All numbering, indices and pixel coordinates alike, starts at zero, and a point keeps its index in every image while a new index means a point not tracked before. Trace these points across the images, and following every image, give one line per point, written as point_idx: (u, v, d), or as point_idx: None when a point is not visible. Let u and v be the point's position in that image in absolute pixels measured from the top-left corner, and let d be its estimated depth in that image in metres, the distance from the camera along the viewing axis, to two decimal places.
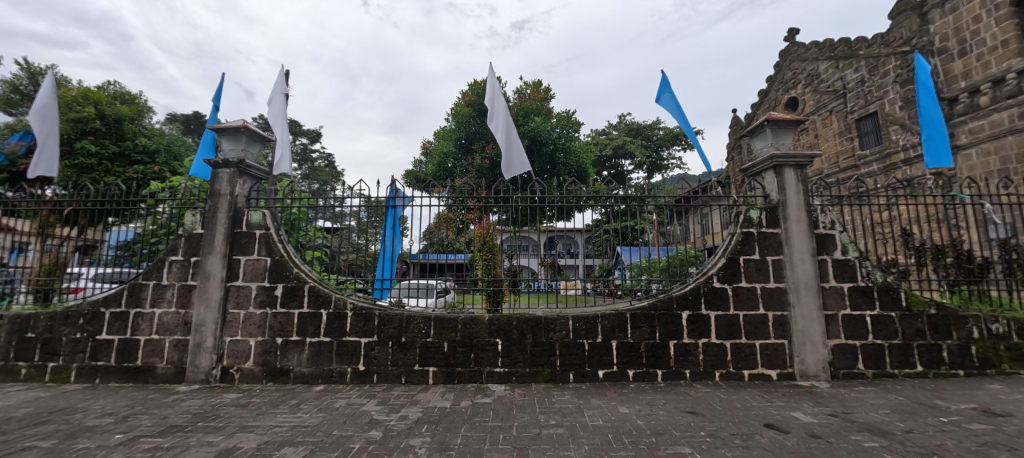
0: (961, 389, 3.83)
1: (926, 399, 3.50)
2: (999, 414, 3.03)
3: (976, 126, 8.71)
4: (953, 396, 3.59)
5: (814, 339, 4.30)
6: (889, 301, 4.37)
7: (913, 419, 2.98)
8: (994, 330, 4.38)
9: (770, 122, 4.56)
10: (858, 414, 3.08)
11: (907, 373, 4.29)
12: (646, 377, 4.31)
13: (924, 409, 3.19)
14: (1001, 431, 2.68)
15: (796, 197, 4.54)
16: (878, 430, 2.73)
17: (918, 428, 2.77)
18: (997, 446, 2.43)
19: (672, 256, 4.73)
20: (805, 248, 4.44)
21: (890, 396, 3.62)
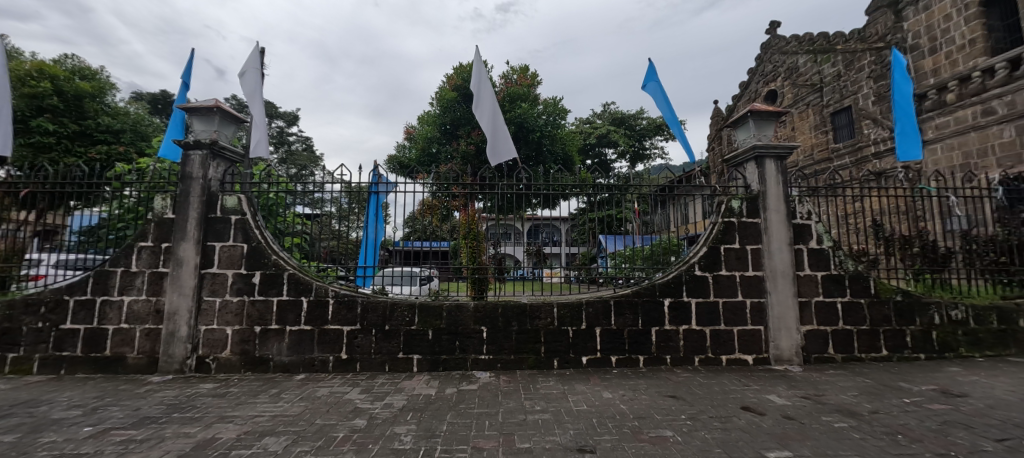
0: (924, 372, 4.07)
1: (892, 381, 3.71)
2: (955, 395, 3.24)
3: (943, 122, 9.09)
4: (914, 378, 3.82)
5: (789, 325, 4.48)
6: (860, 288, 4.58)
7: (879, 400, 3.15)
8: (953, 316, 4.65)
9: (754, 113, 4.63)
10: (829, 396, 3.24)
11: (873, 357, 4.53)
12: (627, 362, 4.41)
13: (889, 391, 3.38)
14: (959, 411, 2.86)
15: (776, 187, 4.66)
16: (847, 411, 2.88)
17: (883, 409, 2.93)
18: (955, 424, 2.60)
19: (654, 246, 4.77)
20: (783, 238, 4.58)
21: (857, 378, 3.82)
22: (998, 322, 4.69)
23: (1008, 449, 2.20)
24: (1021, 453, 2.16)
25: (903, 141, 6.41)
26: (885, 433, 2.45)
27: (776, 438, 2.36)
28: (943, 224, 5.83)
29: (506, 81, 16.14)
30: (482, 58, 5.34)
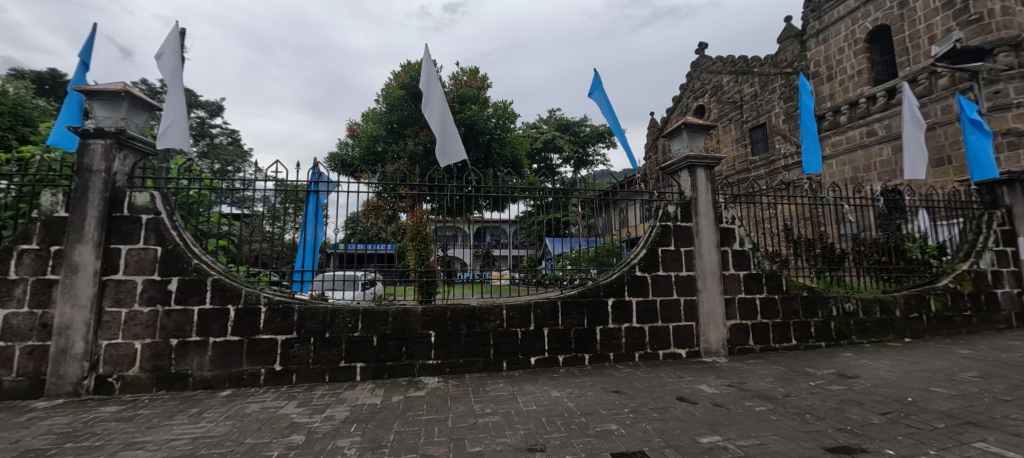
0: (824, 358, 4.67)
1: (800, 367, 4.21)
2: (849, 377, 3.76)
3: (838, 140, 10.50)
4: (817, 363, 4.37)
5: (716, 320, 4.90)
6: (774, 285, 5.14)
7: (790, 384, 3.56)
8: (846, 308, 5.38)
9: (687, 125, 5.01)
10: (750, 383, 3.60)
11: (785, 347, 5.11)
12: (574, 361, 4.57)
13: (797, 376, 3.83)
14: (851, 390, 3.33)
15: (706, 194, 5.09)
16: (765, 395, 3.22)
17: (793, 392, 3.32)
18: (850, 402, 3.01)
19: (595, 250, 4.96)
20: (711, 240, 5.02)
21: (773, 366, 4.28)
22: (879, 312, 5.51)
23: (887, 420, 2.60)
24: (897, 423, 2.57)
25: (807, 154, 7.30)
26: (796, 413, 2.77)
27: (708, 425, 2.57)
28: (839, 229, 6.73)
29: (456, 82, 15.93)
30: (431, 57, 5.25)
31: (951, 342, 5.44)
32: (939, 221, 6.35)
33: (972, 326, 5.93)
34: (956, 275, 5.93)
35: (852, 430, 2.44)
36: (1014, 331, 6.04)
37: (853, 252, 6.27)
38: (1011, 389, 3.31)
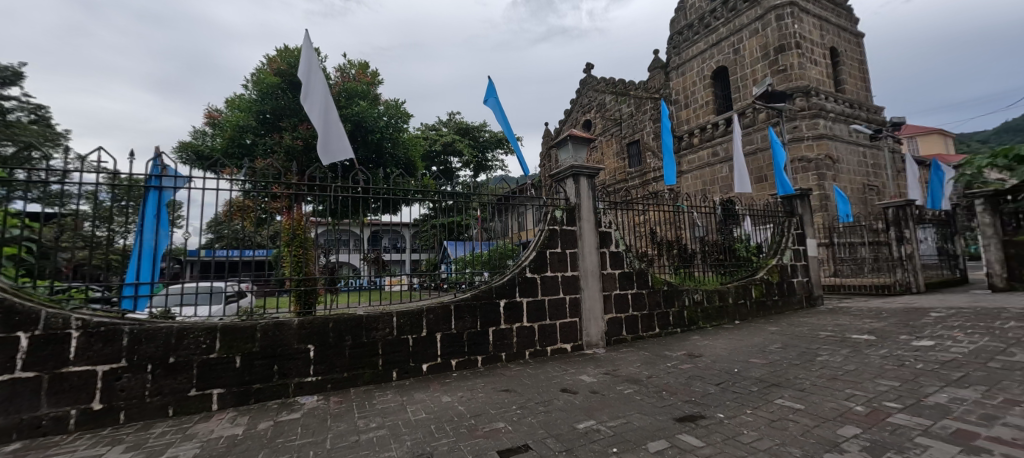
0: (679, 341, 5.53)
1: (661, 351, 4.90)
2: (696, 356, 4.49)
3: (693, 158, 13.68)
4: (673, 347, 5.12)
5: (596, 315, 5.41)
6: (643, 282, 5.89)
7: (653, 366, 4.11)
8: (696, 298, 6.44)
9: (572, 137, 5.49)
10: (622, 369, 4.06)
11: (651, 334, 5.88)
12: (467, 364, 4.59)
13: (659, 359, 4.45)
14: (697, 367, 3.98)
15: (588, 200, 5.61)
16: (633, 379, 3.65)
17: (655, 373, 3.84)
18: (695, 377, 3.60)
19: (491, 251, 5.12)
20: (592, 242, 5.54)
21: (640, 352, 4.89)
22: (718, 301, 6.72)
23: (719, 389, 3.18)
24: (726, 390, 3.15)
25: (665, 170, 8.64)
26: (656, 392, 3.20)
27: (586, 411, 2.80)
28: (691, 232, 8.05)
29: (343, 76, 14.95)
30: (311, 43, 4.82)
31: (764, 321, 6.90)
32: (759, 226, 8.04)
33: (778, 307, 7.60)
34: (768, 268, 7.56)
35: (695, 401, 2.91)
36: (803, 309, 7.92)
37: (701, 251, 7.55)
38: (797, 354, 4.32)
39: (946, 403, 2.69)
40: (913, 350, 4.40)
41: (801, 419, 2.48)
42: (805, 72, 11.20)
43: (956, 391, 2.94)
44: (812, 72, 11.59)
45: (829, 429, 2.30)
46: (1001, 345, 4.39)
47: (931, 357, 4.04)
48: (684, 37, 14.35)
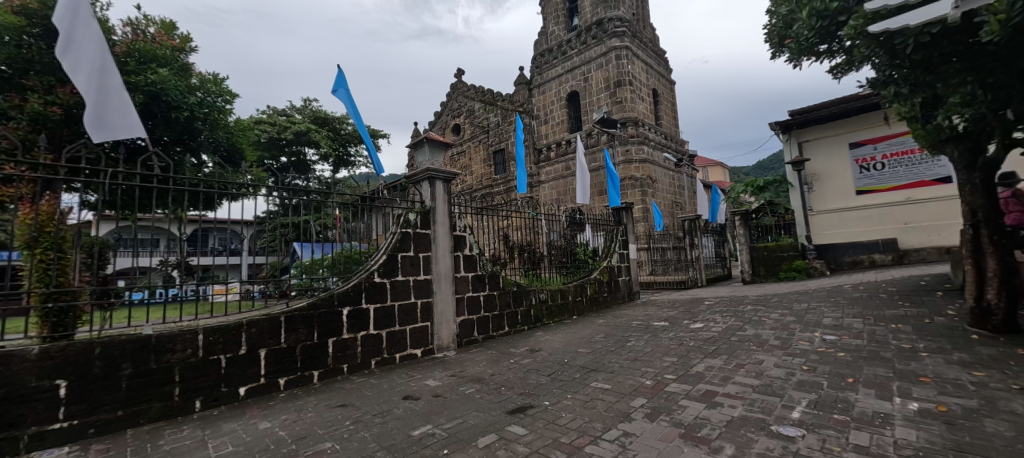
0: (525, 338, 6.19)
1: (508, 348, 5.40)
2: (536, 350, 5.15)
3: (552, 169, 17.83)
4: (518, 343, 5.68)
5: (448, 318, 5.57)
6: (496, 284, 6.30)
7: (499, 364, 4.48)
8: (541, 297, 7.28)
9: (428, 139, 5.48)
10: (470, 369, 4.30)
11: (500, 334, 6.30)
12: (299, 380, 4.18)
13: (504, 356, 4.87)
14: (534, 362, 4.53)
15: (443, 204, 5.73)
16: (477, 378, 3.92)
17: (499, 371, 4.23)
18: (532, 371, 4.11)
19: (339, 252, 4.81)
20: (447, 246, 5.68)
21: (487, 351, 5.27)
22: (560, 299, 7.76)
23: (549, 378, 4.11)
24: (555, 378, 3.92)
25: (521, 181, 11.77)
26: (496, 388, 3.64)
27: (425, 417, 2.86)
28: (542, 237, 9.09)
29: (132, 30, 10.10)
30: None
31: (595, 314, 8.29)
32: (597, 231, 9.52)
33: (607, 301, 9.21)
34: (600, 269, 9.12)
35: (528, 392, 3.50)
36: (625, 302, 9.76)
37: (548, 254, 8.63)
38: (614, 342, 5.68)
39: (703, 370, 4.13)
40: (687, 330, 6.10)
41: (608, 397, 3.46)
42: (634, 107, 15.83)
43: (710, 360, 4.44)
44: (639, 105, 16.21)
45: (623, 403, 3.29)
46: (739, 323, 6.20)
47: (699, 336, 5.66)
48: (554, 63, 18.18)
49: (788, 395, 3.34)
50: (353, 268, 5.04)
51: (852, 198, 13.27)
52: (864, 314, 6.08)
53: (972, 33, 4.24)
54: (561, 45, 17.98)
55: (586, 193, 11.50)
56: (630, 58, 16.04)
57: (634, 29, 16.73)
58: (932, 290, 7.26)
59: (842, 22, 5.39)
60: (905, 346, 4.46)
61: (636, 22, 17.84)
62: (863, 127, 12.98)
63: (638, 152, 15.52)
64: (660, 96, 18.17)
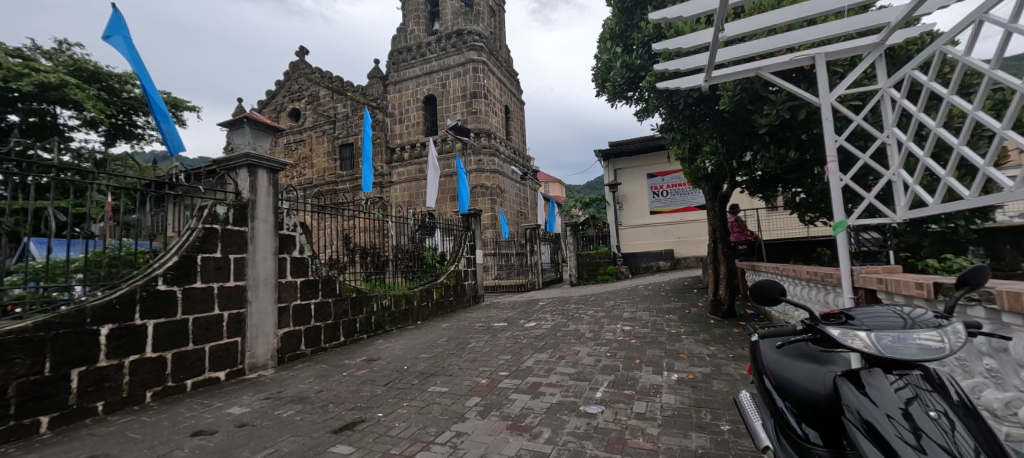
0: (361, 348, 6.19)
1: (340, 361, 5.42)
2: (373, 360, 5.35)
3: (404, 171, 18.05)
4: (354, 354, 5.79)
5: (266, 331, 5.13)
6: (328, 290, 6.18)
7: (326, 380, 4.52)
8: (383, 304, 7.38)
9: (249, 121, 5.11)
10: (289, 389, 4.19)
11: (333, 344, 6.19)
12: (14, 433, 3.03)
13: (334, 370, 4.91)
14: (368, 372, 4.77)
15: (266, 198, 5.29)
16: (300, 398, 3.89)
17: (326, 386, 4.28)
18: (367, 381, 4.38)
19: (100, 251, 3.95)
20: (268, 247, 5.26)
21: (317, 366, 5.17)
22: (405, 304, 7.98)
23: (385, 389, 4.10)
24: (391, 388, 4.11)
25: (365, 179, 13.25)
26: (322, 406, 3.61)
27: (220, 454, 2.64)
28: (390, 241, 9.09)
29: None
30: None
31: (439, 319, 8.69)
32: (445, 236, 10.06)
33: (453, 306, 9.71)
34: (446, 273, 9.62)
35: (359, 406, 3.57)
36: (470, 306, 10.44)
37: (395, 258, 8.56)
38: (456, 344, 6.00)
39: (532, 364, 4.67)
40: (520, 328, 6.89)
41: (444, 400, 3.67)
42: (486, 119, 16.95)
43: (538, 355, 5.06)
44: (492, 118, 17.44)
45: (459, 403, 3.55)
46: (564, 321, 7.23)
47: (531, 334, 6.36)
48: (413, 64, 18.07)
49: (594, 379, 4.07)
50: (121, 274, 4.07)
51: (648, 217, 17.20)
52: (650, 308, 7.92)
53: (712, 104, 5.99)
54: (420, 47, 17.94)
55: (434, 199, 12.87)
56: (485, 73, 17.14)
57: (491, 47, 17.88)
58: (688, 289, 10.03)
59: (644, 76, 6.85)
60: (673, 331, 5.95)
61: (493, 40, 19.14)
62: (654, 162, 17.03)
63: (489, 163, 16.56)
64: (511, 113, 20.00)
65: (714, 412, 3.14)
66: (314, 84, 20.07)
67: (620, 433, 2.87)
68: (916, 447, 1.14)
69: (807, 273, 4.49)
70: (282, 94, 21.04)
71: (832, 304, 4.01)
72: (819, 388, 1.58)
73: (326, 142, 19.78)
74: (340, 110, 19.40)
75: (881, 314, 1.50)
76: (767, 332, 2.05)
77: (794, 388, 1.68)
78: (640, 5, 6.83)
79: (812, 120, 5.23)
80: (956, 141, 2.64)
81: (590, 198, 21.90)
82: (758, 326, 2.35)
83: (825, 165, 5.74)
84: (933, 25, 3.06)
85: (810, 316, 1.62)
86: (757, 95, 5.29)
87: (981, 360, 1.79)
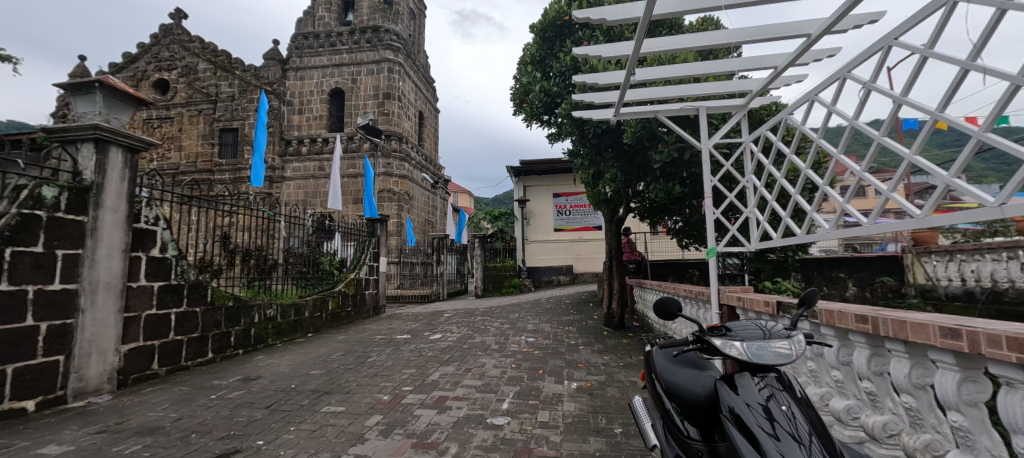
0: (235, 365, 5.30)
1: (206, 382, 4.54)
2: (251, 379, 4.62)
3: (301, 167, 16.32)
4: (226, 373, 4.90)
5: (104, 347, 4.12)
6: (196, 297, 5.24)
7: (186, 405, 3.77)
8: (267, 314, 6.47)
9: (103, 86, 4.16)
10: (132, 420, 3.39)
11: (197, 362, 5.21)
12: None
13: (199, 393, 4.12)
14: (245, 393, 4.11)
15: (118, 183, 4.33)
16: (147, 429, 3.17)
17: (186, 413, 3.56)
18: (243, 404, 3.76)
19: None
20: (115, 243, 4.27)
21: (173, 389, 4.26)
22: (293, 314, 7.08)
23: (266, 412, 3.56)
24: (274, 411, 3.58)
25: (253, 171, 11.61)
26: (180, 438, 3.00)
27: None
28: (279, 242, 8.03)
29: None
30: None
31: (334, 331, 7.87)
32: (345, 241, 9.30)
33: (350, 317, 8.92)
34: (345, 281, 8.85)
35: (231, 435, 3.06)
36: (370, 317, 9.71)
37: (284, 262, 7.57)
38: (353, 359, 5.51)
39: (437, 378, 4.53)
40: (423, 341, 6.64)
41: (339, 421, 3.32)
42: (399, 121, 16.33)
43: (443, 368, 4.93)
44: (405, 122, 16.86)
45: (357, 423, 3.25)
46: (470, 333, 7.19)
47: (437, 346, 6.18)
48: (320, 52, 16.62)
49: (500, 390, 4.12)
50: None
51: (552, 233, 18.27)
52: (552, 320, 8.36)
53: (615, 137, 6.70)
54: (330, 35, 16.58)
55: (339, 201, 11.82)
56: (401, 75, 16.55)
57: (410, 49, 17.40)
58: (585, 302, 10.85)
59: (558, 103, 7.34)
60: (572, 343, 6.37)
61: (412, 44, 18.71)
62: (560, 183, 18.30)
63: (398, 168, 15.88)
64: (426, 119, 19.63)
65: (609, 416, 3.43)
66: (190, 54, 17.04)
67: (526, 442, 2.93)
68: (772, 434, 1.42)
69: (685, 290, 5.24)
70: (146, 59, 17.44)
71: (702, 317, 4.75)
72: (697, 389, 1.85)
73: (201, 123, 16.82)
74: (224, 90, 16.77)
75: (748, 326, 1.82)
76: (662, 343, 2.32)
77: (680, 392, 1.93)
78: (559, 38, 7.45)
79: (693, 161, 6.21)
80: (792, 191, 3.38)
81: (500, 212, 22.46)
82: (650, 337, 2.69)
83: (699, 199, 6.84)
84: (778, 97, 3.89)
85: (696, 328, 1.90)
86: (652, 133, 6.11)
87: (830, 372, 2.41)
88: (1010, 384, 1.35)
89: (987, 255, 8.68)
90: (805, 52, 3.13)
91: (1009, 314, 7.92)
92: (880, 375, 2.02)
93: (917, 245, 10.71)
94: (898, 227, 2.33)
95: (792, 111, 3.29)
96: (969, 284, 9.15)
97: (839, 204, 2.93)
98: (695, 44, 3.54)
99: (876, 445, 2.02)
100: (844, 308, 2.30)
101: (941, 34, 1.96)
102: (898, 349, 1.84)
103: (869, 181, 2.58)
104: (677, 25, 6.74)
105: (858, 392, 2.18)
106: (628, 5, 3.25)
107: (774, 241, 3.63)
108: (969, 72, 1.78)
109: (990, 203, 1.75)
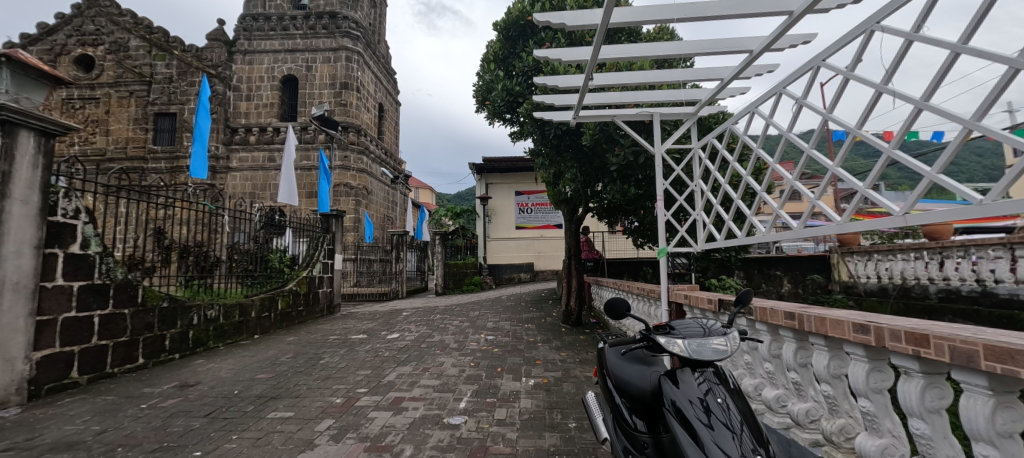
0: (169, 371, 4.88)
1: (135, 390, 4.14)
2: (189, 385, 4.29)
3: (249, 157, 15.28)
4: (160, 380, 4.50)
5: (13, 355, 3.65)
6: (125, 297, 4.78)
7: (112, 416, 3.43)
8: (207, 315, 6.01)
9: (9, 60, 3.65)
10: (45, 436, 3.03)
11: (125, 369, 4.76)
12: None
13: (128, 402, 3.77)
14: (181, 401, 3.80)
15: (29, 171, 3.84)
16: (64, 445, 2.87)
17: (110, 425, 3.23)
18: (177, 414, 3.48)
19: None
20: (26, 237, 3.79)
21: (96, 399, 3.86)
22: (237, 315, 6.62)
23: (205, 420, 3.32)
24: (215, 419, 3.34)
25: (194, 161, 10.63)
26: (104, 453, 2.75)
27: None
28: (221, 237, 7.46)
29: None
30: None
31: (283, 332, 7.44)
32: (296, 238, 8.84)
33: (302, 316, 8.49)
34: (297, 280, 8.41)
35: (165, 447, 2.83)
36: (323, 317, 9.29)
37: (227, 259, 7.05)
38: (304, 361, 5.24)
39: (393, 378, 4.43)
40: (379, 341, 6.46)
41: (287, 427, 3.16)
42: (358, 113, 15.72)
43: (400, 368, 4.83)
44: (364, 114, 16.23)
45: (306, 430, 3.11)
46: (428, 331, 7.08)
47: (394, 346, 6.04)
48: (271, 36, 15.61)
49: (458, 389, 4.10)
50: None
51: (514, 231, 18.39)
52: (511, 318, 8.43)
53: (575, 138, 6.87)
54: (282, 18, 15.61)
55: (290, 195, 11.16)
56: (360, 65, 15.92)
57: (370, 38, 16.75)
58: (544, 300, 11.02)
59: (520, 102, 7.40)
60: (531, 340, 6.47)
61: (372, 33, 18.05)
62: (523, 181, 18.45)
63: (356, 161, 15.29)
64: (386, 112, 19.04)
65: (564, 412, 3.52)
66: (121, 30, 15.45)
67: (482, 441, 2.94)
68: (707, 424, 1.54)
69: (639, 289, 5.44)
70: (66, 32, 15.58)
71: (654, 314, 4.99)
72: (644, 384, 1.95)
73: (132, 106, 15.26)
74: (160, 70, 15.29)
75: (690, 324, 1.94)
76: (613, 341, 2.41)
77: (629, 387, 2.02)
78: (523, 38, 7.49)
79: (647, 164, 6.51)
80: (734, 196, 3.58)
81: (461, 209, 22.30)
82: (603, 335, 2.77)
83: (653, 202, 7.15)
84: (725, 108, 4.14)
85: (644, 327, 1.99)
86: (611, 136, 6.36)
87: (763, 364, 2.62)
88: (907, 373, 1.53)
89: (899, 255, 9.76)
90: (748, 66, 3.34)
91: (912, 307, 9.00)
92: (804, 366, 2.23)
93: (842, 246, 11.87)
94: (824, 231, 2.55)
95: (736, 121, 3.50)
96: (883, 281, 10.28)
97: (774, 208, 3.14)
98: (650, 53, 3.68)
99: (800, 430, 2.24)
100: (776, 306, 2.48)
101: (861, 58, 2.16)
102: (819, 343, 2.03)
103: (798, 189, 2.80)
104: (635, 33, 7.00)
105: (786, 382, 2.40)
106: (588, 11, 3.32)
107: (718, 242, 3.84)
108: (882, 94, 1.98)
109: (896, 212, 1.96)
